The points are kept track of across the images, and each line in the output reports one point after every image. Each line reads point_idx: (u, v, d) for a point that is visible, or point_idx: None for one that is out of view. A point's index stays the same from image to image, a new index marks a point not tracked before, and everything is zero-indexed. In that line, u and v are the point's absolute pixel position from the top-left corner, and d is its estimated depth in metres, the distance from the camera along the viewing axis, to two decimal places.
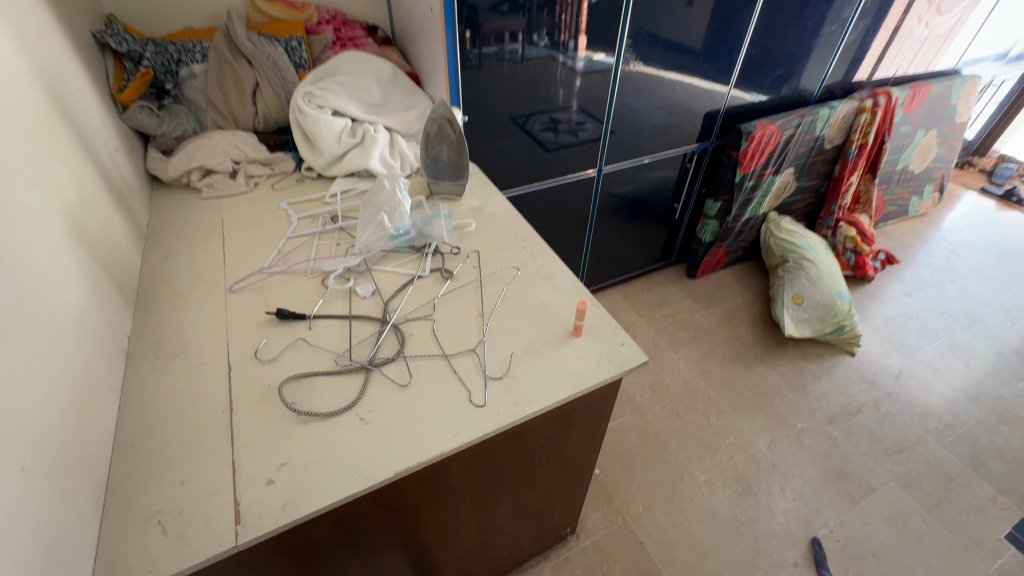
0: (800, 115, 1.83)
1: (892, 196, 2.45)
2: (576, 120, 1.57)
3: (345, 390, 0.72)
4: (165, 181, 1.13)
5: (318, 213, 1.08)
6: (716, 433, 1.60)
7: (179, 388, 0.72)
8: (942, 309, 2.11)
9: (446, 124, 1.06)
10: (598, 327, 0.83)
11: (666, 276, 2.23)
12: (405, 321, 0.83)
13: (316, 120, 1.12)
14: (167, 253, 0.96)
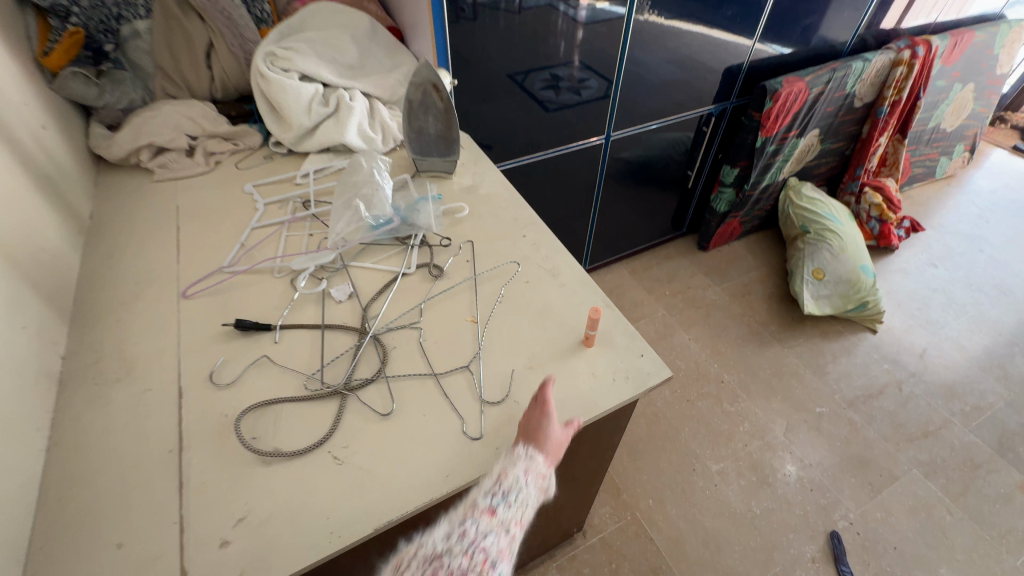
0: (831, 69, 1.64)
1: (920, 157, 2.27)
2: (579, 78, 1.39)
3: (316, 422, 0.61)
4: (112, 162, 0.99)
5: (287, 198, 0.94)
6: (730, 419, 1.52)
7: (120, 422, 0.61)
8: (970, 281, 1.98)
9: (431, 90, 0.90)
10: (612, 336, 0.71)
11: (676, 248, 2.09)
12: (387, 331, 0.71)
13: (281, 86, 0.96)
14: (112, 250, 0.83)
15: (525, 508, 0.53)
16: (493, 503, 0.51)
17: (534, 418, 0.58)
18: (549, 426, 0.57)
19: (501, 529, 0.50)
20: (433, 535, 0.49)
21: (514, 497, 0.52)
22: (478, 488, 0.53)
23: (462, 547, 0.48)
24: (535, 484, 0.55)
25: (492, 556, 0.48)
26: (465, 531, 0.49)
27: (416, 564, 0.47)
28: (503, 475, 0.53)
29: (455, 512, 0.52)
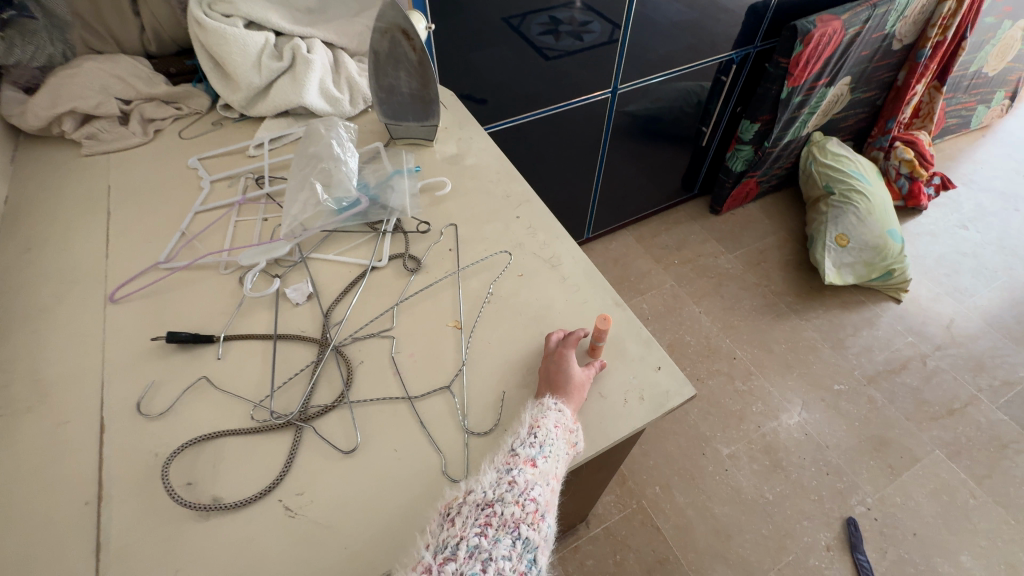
0: (872, 5, 1.43)
1: (956, 106, 2.07)
2: (581, 20, 1.20)
3: (264, 463, 0.50)
4: (31, 133, 0.84)
5: (238, 173, 0.80)
6: (742, 399, 1.43)
7: (26, 466, 0.50)
8: (1002, 243, 1.83)
9: (401, 38, 0.73)
10: (624, 344, 0.59)
11: (686, 212, 1.94)
12: (353, 343, 0.59)
13: (221, 37, 0.80)
14: (29, 243, 0.70)
15: (563, 457, 0.49)
16: (534, 452, 0.47)
17: (553, 363, 0.54)
18: (571, 368, 0.53)
19: (546, 479, 0.47)
20: (479, 483, 0.46)
21: (553, 446, 0.48)
22: (512, 440, 0.49)
23: (512, 496, 0.44)
24: (567, 438, 0.50)
25: (541, 506, 0.45)
26: (513, 479, 0.45)
27: (468, 510, 0.44)
28: (537, 426, 0.49)
29: (496, 461, 0.48)
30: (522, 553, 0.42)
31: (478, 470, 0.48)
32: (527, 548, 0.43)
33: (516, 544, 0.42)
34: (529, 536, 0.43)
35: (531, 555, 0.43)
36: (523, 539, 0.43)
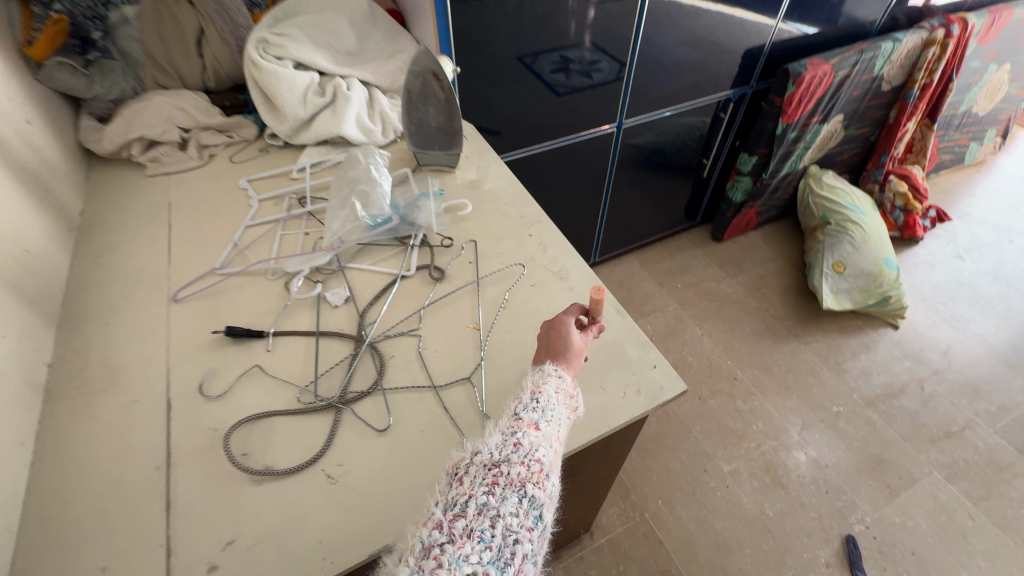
0: (859, 50, 1.55)
1: (949, 142, 2.17)
2: (590, 60, 1.31)
3: (309, 438, 0.58)
4: (103, 156, 0.95)
5: (284, 193, 0.90)
6: (743, 418, 1.47)
7: (104, 438, 0.58)
8: (997, 274, 1.89)
9: (432, 80, 0.84)
10: (624, 346, 0.67)
11: (689, 239, 2.03)
12: (385, 339, 0.68)
13: (274, 76, 0.91)
14: (101, 250, 0.80)
15: (564, 422, 0.54)
16: (536, 417, 0.51)
17: (552, 332, 0.60)
18: (570, 336, 0.59)
19: (548, 441, 0.49)
20: (484, 446, 0.49)
21: (553, 411, 0.52)
22: (516, 408, 0.53)
23: (518, 456, 0.47)
24: (567, 404, 0.55)
25: (546, 466, 0.47)
26: (518, 441, 0.48)
27: (475, 471, 0.46)
28: (538, 391, 0.53)
29: (500, 428, 0.51)
30: (529, 509, 0.44)
31: (483, 435, 0.51)
32: (533, 505, 0.45)
33: (523, 500, 0.44)
34: (535, 494, 0.45)
35: (537, 512, 0.45)
36: (529, 497, 0.45)
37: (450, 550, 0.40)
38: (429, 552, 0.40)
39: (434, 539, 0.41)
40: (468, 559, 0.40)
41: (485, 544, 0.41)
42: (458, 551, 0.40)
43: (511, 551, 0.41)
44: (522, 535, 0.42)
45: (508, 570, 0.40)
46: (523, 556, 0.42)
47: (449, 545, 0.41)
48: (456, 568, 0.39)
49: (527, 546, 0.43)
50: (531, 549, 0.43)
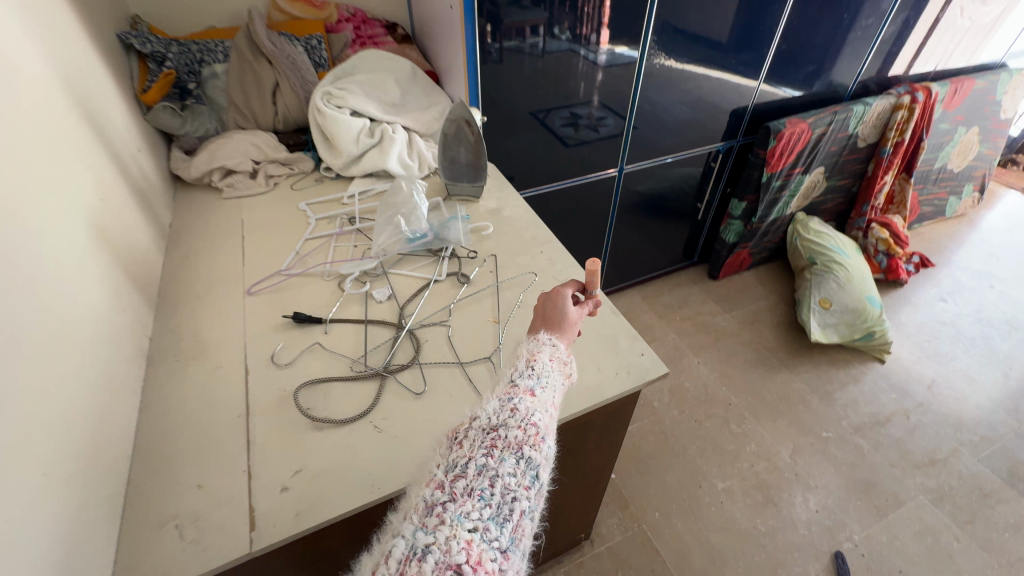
0: (833, 112, 1.76)
1: (928, 196, 2.35)
2: (597, 116, 1.53)
3: (360, 397, 0.72)
4: (187, 181, 1.14)
5: (336, 215, 1.08)
6: (737, 440, 1.56)
7: (195, 393, 0.72)
8: (979, 316, 2.01)
9: (464, 125, 1.04)
10: (617, 338, 0.81)
11: (687, 276, 2.19)
12: (421, 326, 0.82)
13: (335, 120, 1.11)
14: (187, 254, 0.97)
15: (559, 387, 0.61)
16: (532, 384, 0.57)
17: (551, 304, 0.70)
18: (566, 309, 0.69)
19: (544, 407, 0.56)
20: (484, 413, 0.54)
21: (547, 377, 0.59)
22: (512, 373, 0.60)
23: (515, 421, 0.52)
24: (561, 370, 0.63)
25: (541, 429, 0.53)
26: (515, 407, 0.54)
27: (475, 435, 0.52)
28: (534, 360, 0.61)
29: (498, 395, 0.57)
30: (525, 470, 0.50)
31: (482, 403, 0.57)
32: (529, 466, 0.50)
33: (520, 462, 0.50)
34: (531, 455, 0.51)
35: (534, 472, 0.51)
36: (526, 459, 0.50)
37: (453, 508, 0.46)
38: (433, 509, 0.46)
39: (437, 499, 0.47)
40: (469, 515, 0.45)
41: (485, 502, 0.46)
42: (460, 508, 0.46)
43: (510, 507, 0.47)
44: (519, 492, 0.48)
45: (506, 524, 0.46)
46: (520, 512, 0.47)
47: (451, 503, 0.46)
48: (458, 522, 0.45)
49: (524, 502, 0.48)
50: (528, 506, 0.49)
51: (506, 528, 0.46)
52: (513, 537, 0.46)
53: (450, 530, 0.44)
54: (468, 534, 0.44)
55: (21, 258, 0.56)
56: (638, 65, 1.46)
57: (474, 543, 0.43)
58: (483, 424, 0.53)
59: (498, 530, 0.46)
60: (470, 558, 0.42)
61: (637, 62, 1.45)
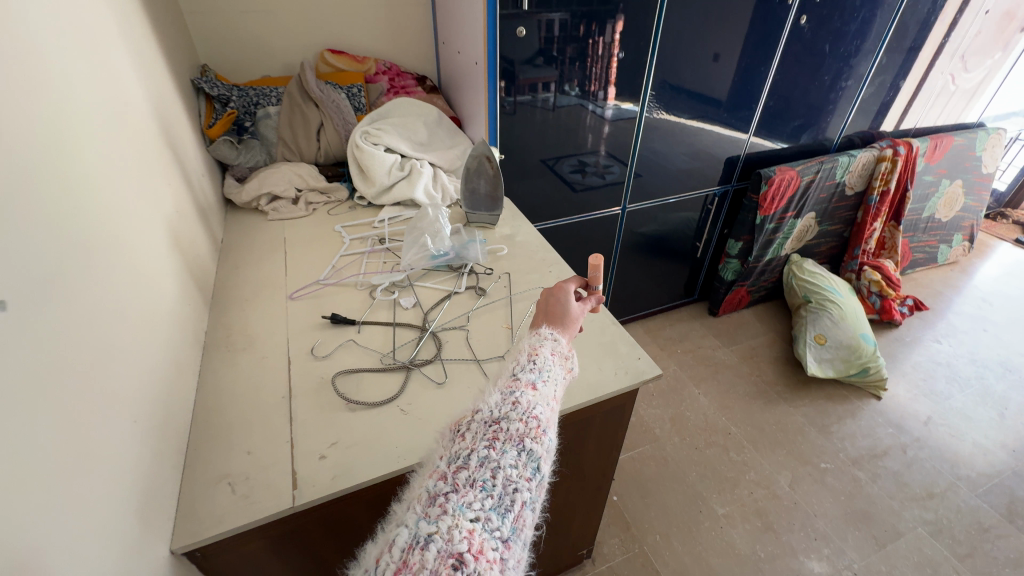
0: (819, 161, 1.92)
1: (919, 243, 2.47)
2: (603, 163, 1.70)
3: (388, 385, 0.82)
4: (237, 204, 1.29)
5: (367, 236, 1.21)
6: (737, 467, 1.61)
7: (245, 376, 0.82)
8: (973, 357, 2.07)
9: (485, 161, 1.20)
10: (617, 344, 0.90)
11: (688, 312, 2.29)
12: (442, 329, 0.93)
13: (371, 155, 1.27)
14: (237, 264, 1.10)
15: (559, 380, 0.62)
16: (533, 378, 0.58)
17: (553, 300, 0.76)
18: (569, 306, 0.74)
19: (545, 401, 0.56)
20: (486, 406, 0.54)
21: (548, 372, 0.59)
22: (514, 368, 0.60)
23: (517, 414, 0.52)
24: (563, 363, 0.65)
25: (542, 422, 0.53)
26: (517, 400, 0.54)
27: (477, 428, 0.52)
28: (535, 355, 0.61)
29: (501, 388, 0.57)
30: (527, 462, 0.50)
31: (485, 396, 0.57)
32: (530, 458, 0.50)
33: (521, 454, 0.50)
34: (532, 447, 0.51)
35: (535, 464, 0.51)
36: (528, 451, 0.50)
37: (454, 498, 0.46)
38: (435, 500, 0.46)
39: (439, 489, 0.47)
40: (471, 505, 0.46)
41: (486, 493, 0.47)
42: (461, 499, 0.46)
43: (511, 498, 0.47)
44: (520, 484, 0.48)
45: (508, 514, 0.46)
46: (522, 503, 0.48)
47: (453, 494, 0.46)
48: (460, 512, 0.45)
49: (526, 493, 0.49)
50: (529, 497, 0.49)
51: (508, 518, 0.46)
52: (514, 527, 0.47)
53: (453, 519, 0.44)
54: (470, 524, 0.44)
55: (126, 247, 0.69)
56: (637, 119, 1.63)
57: (476, 533, 0.44)
58: (485, 417, 0.53)
59: (500, 520, 0.46)
60: (472, 547, 0.42)
61: (637, 117, 1.63)
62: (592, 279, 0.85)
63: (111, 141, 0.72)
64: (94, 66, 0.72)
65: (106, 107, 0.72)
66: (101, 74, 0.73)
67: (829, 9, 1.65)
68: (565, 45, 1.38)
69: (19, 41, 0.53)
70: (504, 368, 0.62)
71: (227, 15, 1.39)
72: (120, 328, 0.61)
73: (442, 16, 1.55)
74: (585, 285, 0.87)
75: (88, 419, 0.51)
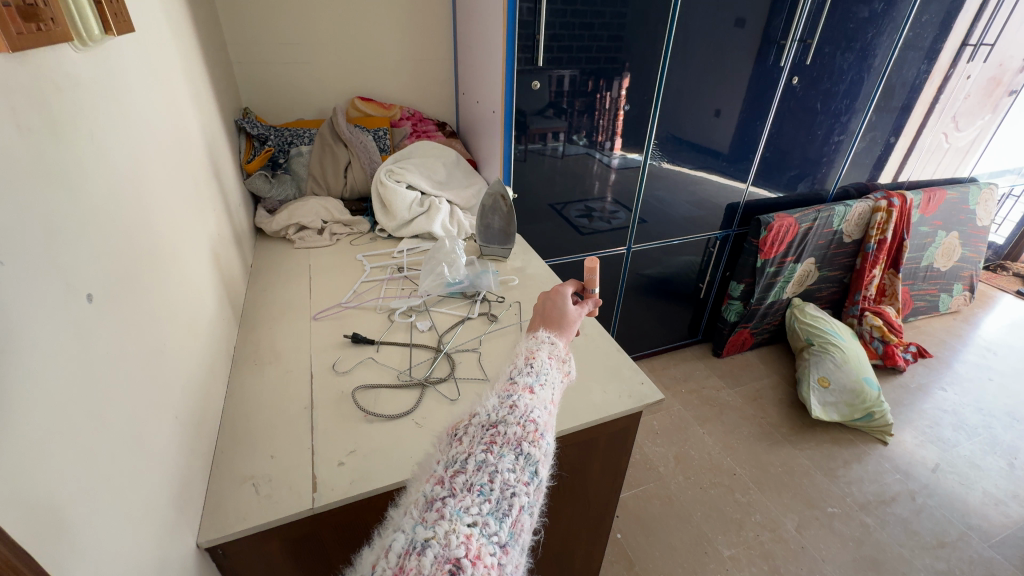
0: (816, 210, 2.01)
1: (919, 291, 2.51)
2: (609, 210, 1.80)
3: (405, 400, 0.86)
4: (267, 233, 1.38)
5: (387, 265, 1.28)
6: (742, 509, 1.59)
7: (271, 387, 0.87)
8: (979, 406, 2.07)
9: (500, 200, 1.29)
10: (622, 369, 0.95)
11: (692, 353, 2.32)
12: (456, 350, 0.98)
13: (393, 191, 1.37)
14: (266, 287, 1.17)
15: (557, 382, 0.66)
16: (530, 382, 0.61)
17: (550, 304, 0.82)
18: (567, 309, 0.81)
19: (542, 404, 0.59)
20: (484, 410, 0.57)
21: (544, 375, 0.63)
22: (512, 372, 0.64)
23: (514, 417, 0.55)
24: (560, 366, 0.69)
25: (540, 426, 0.56)
26: (514, 404, 0.56)
27: (475, 432, 0.54)
28: (532, 359, 0.66)
29: (498, 392, 0.60)
30: (524, 466, 0.52)
31: (482, 400, 0.59)
32: (528, 462, 0.52)
33: (518, 458, 0.51)
34: (530, 451, 0.52)
35: (533, 468, 0.52)
36: (525, 455, 0.52)
37: (451, 503, 0.47)
38: (432, 504, 0.47)
39: (437, 494, 0.48)
40: (468, 509, 0.47)
41: (484, 497, 0.48)
42: (459, 503, 0.47)
43: (509, 502, 0.49)
44: (518, 488, 0.50)
45: (506, 519, 0.48)
46: (519, 507, 0.49)
47: (450, 498, 0.47)
48: (457, 517, 0.46)
49: (524, 498, 0.50)
50: (527, 502, 0.50)
51: (506, 523, 0.47)
52: (512, 532, 0.48)
53: (450, 524, 0.45)
54: (468, 529, 0.45)
55: (180, 261, 0.76)
56: (641, 169, 1.74)
57: (474, 538, 0.45)
58: (483, 421, 0.56)
59: (497, 525, 0.47)
60: (469, 553, 0.43)
61: (641, 167, 1.74)
62: (587, 282, 0.95)
63: (175, 169, 0.81)
64: (165, 105, 0.82)
65: (172, 139, 0.82)
66: (170, 112, 0.84)
67: (819, 72, 1.79)
68: (574, 99, 1.50)
69: (114, 81, 0.63)
70: (503, 372, 0.65)
71: (271, 66, 1.54)
72: (172, 331, 0.68)
73: (463, 70, 1.70)
74: (581, 290, 0.95)
75: (144, 406, 0.56)
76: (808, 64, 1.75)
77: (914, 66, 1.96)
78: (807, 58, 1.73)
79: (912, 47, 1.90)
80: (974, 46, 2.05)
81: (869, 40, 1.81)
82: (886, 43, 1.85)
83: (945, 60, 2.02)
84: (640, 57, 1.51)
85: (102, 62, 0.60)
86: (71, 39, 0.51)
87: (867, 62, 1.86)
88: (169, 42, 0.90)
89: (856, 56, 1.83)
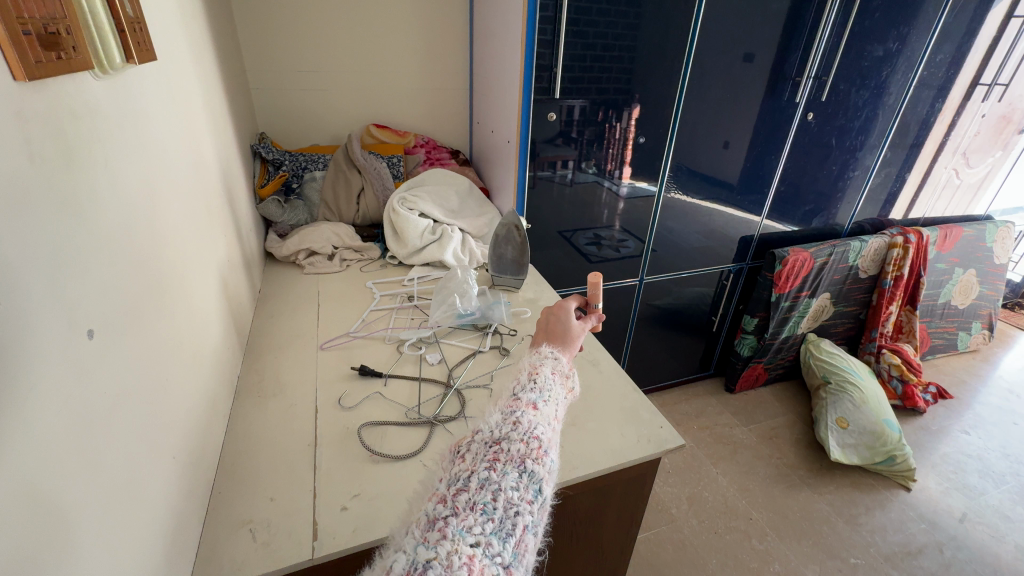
0: (831, 245, 1.98)
1: (937, 329, 2.46)
2: (619, 239, 1.78)
3: (413, 439, 0.82)
4: (277, 258, 1.37)
5: (396, 293, 1.26)
6: (759, 557, 1.51)
7: (274, 422, 0.84)
8: (1005, 452, 1.98)
9: (513, 230, 1.28)
10: (640, 411, 0.91)
11: (704, 388, 2.27)
12: (466, 387, 0.94)
13: (406, 220, 1.35)
14: (273, 314, 1.15)
15: (560, 398, 0.62)
16: (534, 398, 0.56)
17: (552, 317, 0.79)
18: (568, 323, 0.77)
19: (546, 420, 0.55)
20: (486, 426, 0.53)
21: (548, 391, 0.59)
22: (515, 388, 0.60)
23: (518, 434, 0.50)
24: (563, 381, 0.65)
25: (544, 442, 0.51)
26: (517, 420, 0.52)
27: (477, 449, 0.50)
28: (535, 374, 0.61)
29: (501, 408, 0.56)
30: (528, 484, 0.47)
31: (485, 416, 0.55)
32: (532, 479, 0.48)
33: (522, 475, 0.47)
34: (534, 469, 0.48)
35: (537, 486, 0.48)
36: (529, 472, 0.48)
37: (454, 522, 0.43)
38: (434, 524, 0.43)
39: (438, 513, 0.44)
40: (471, 529, 0.43)
41: (487, 516, 0.44)
42: (461, 522, 0.43)
43: (513, 522, 0.44)
44: (522, 507, 0.46)
45: (510, 539, 0.43)
46: (523, 528, 0.45)
47: (452, 517, 0.44)
48: (460, 537, 0.42)
49: (528, 517, 0.46)
50: (532, 521, 0.46)
51: (510, 543, 0.43)
52: (517, 553, 0.43)
53: (452, 545, 0.41)
54: (470, 550, 0.41)
55: (190, 288, 0.74)
56: (655, 200, 1.73)
57: (476, 559, 0.41)
58: (485, 437, 0.52)
59: (501, 546, 0.43)
60: None
61: (655, 198, 1.73)
62: (591, 297, 0.91)
63: (188, 193, 0.80)
64: (181, 127, 0.81)
65: (186, 164, 0.81)
66: (187, 136, 0.83)
67: (833, 108, 1.79)
68: (584, 128, 1.50)
69: (134, 108, 0.62)
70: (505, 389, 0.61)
71: (288, 94, 1.56)
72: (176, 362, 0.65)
73: (479, 99, 1.72)
74: (583, 305, 0.90)
75: (142, 446, 0.53)
76: (823, 100, 1.75)
77: (927, 104, 1.95)
78: (822, 94, 1.73)
79: (925, 85, 1.91)
80: (988, 85, 2.05)
81: (883, 78, 1.81)
82: (900, 82, 1.85)
83: (958, 98, 2.02)
84: (653, 90, 1.51)
85: (122, 91, 0.59)
86: (92, 67, 0.50)
87: (881, 99, 1.86)
88: (190, 68, 0.91)
89: (870, 94, 1.83)
